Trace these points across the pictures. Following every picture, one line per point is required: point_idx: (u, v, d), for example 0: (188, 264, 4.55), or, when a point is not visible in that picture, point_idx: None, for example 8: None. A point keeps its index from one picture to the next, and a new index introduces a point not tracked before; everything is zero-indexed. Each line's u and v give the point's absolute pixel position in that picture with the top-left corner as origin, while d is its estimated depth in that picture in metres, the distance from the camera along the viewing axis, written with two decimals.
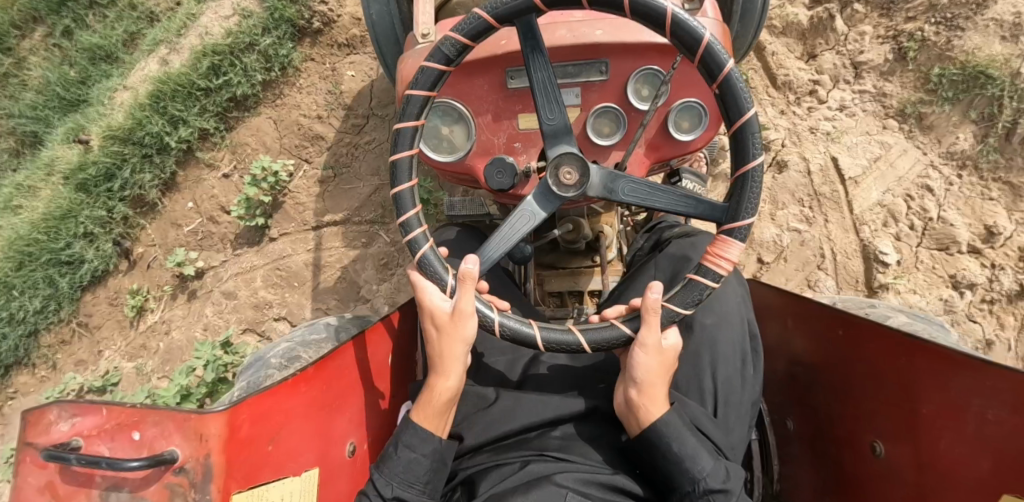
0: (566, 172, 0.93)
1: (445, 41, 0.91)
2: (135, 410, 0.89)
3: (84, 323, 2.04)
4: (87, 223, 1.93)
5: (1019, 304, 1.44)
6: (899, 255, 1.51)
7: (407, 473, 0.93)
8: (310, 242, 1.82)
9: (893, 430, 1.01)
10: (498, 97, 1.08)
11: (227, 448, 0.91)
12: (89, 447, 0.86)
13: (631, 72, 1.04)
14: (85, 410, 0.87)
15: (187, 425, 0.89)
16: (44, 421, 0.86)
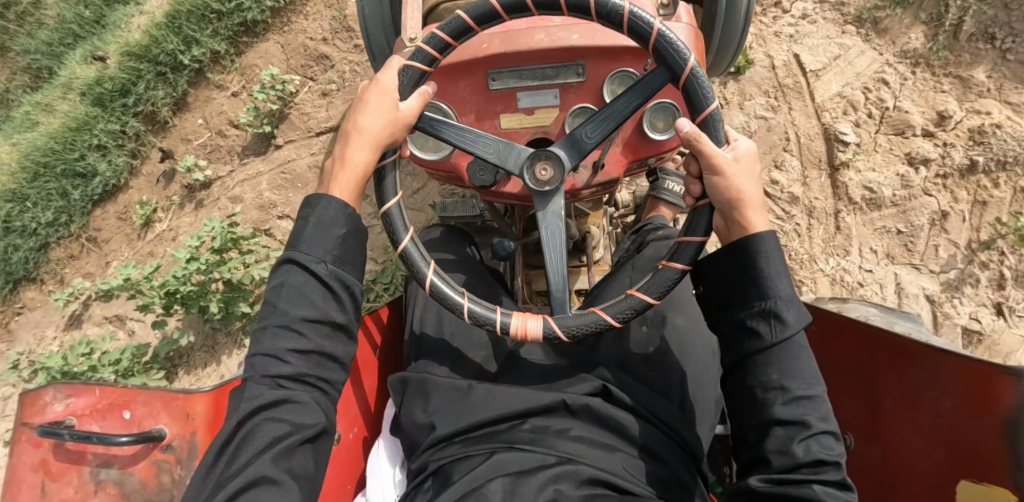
0: (541, 169, 0.98)
1: (454, 19, 0.97)
2: (125, 392, 1.09)
3: (93, 238, 2.13)
4: (101, 136, 2.06)
5: (969, 177, 1.58)
6: (859, 138, 1.64)
7: (323, 246, 0.91)
8: (314, 147, 1.94)
9: (860, 428, 1.12)
10: (480, 98, 1.13)
11: (209, 430, 1.10)
12: (82, 426, 1.06)
13: (605, 75, 1.09)
14: (79, 391, 1.08)
15: (173, 406, 1.10)
16: (41, 402, 1.07)
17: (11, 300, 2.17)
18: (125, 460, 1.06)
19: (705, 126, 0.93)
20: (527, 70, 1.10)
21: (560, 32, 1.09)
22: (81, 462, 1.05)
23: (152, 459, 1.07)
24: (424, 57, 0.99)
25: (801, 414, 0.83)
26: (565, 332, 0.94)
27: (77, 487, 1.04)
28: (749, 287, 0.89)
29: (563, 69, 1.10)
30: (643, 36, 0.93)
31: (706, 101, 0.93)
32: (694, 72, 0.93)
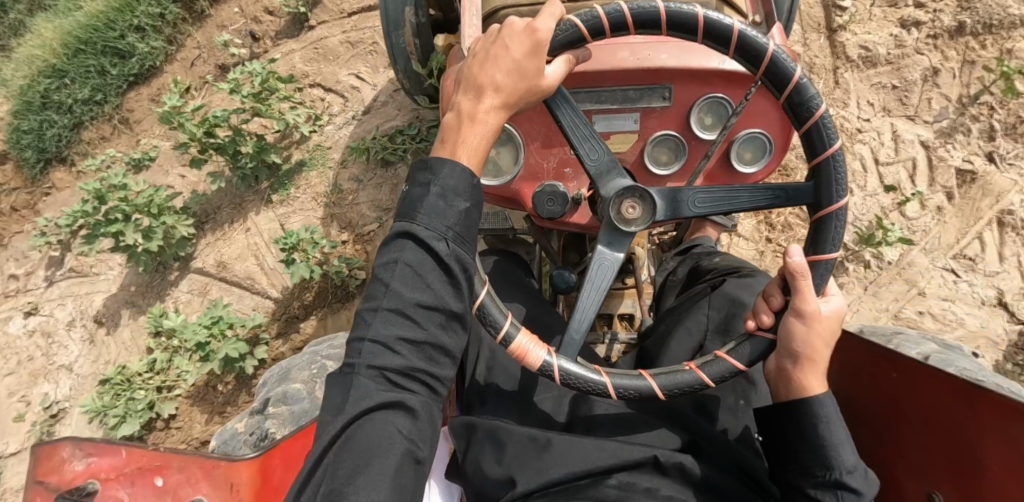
0: (628, 206, 0.93)
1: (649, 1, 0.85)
2: (159, 455, 0.98)
3: (125, 119, 2.21)
4: (141, 17, 2.17)
5: (957, 38, 1.68)
6: (856, 7, 1.76)
7: (445, 220, 0.79)
8: (346, 26, 2.05)
9: (947, 477, 0.89)
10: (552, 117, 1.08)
11: (256, 498, 0.98)
12: (107, 491, 0.94)
13: (694, 100, 1.05)
14: (102, 450, 0.96)
15: (215, 474, 0.99)
16: (57, 459, 0.94)
17: (42, 180, 2.27)
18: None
19: (811, 267, 0.87)
20: (607, 91, 1.06)
21: (646, 50, 1.04)
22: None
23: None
24: (593, 21, 0.87)
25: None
26: (657, 392, 0.89)
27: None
28: (807, 451, 0.85)
29: (646, 92, 1.05)
30: (801, 117, 0.87)
31: (831, 247, 0.87)
32: (835, 157, 0.87)
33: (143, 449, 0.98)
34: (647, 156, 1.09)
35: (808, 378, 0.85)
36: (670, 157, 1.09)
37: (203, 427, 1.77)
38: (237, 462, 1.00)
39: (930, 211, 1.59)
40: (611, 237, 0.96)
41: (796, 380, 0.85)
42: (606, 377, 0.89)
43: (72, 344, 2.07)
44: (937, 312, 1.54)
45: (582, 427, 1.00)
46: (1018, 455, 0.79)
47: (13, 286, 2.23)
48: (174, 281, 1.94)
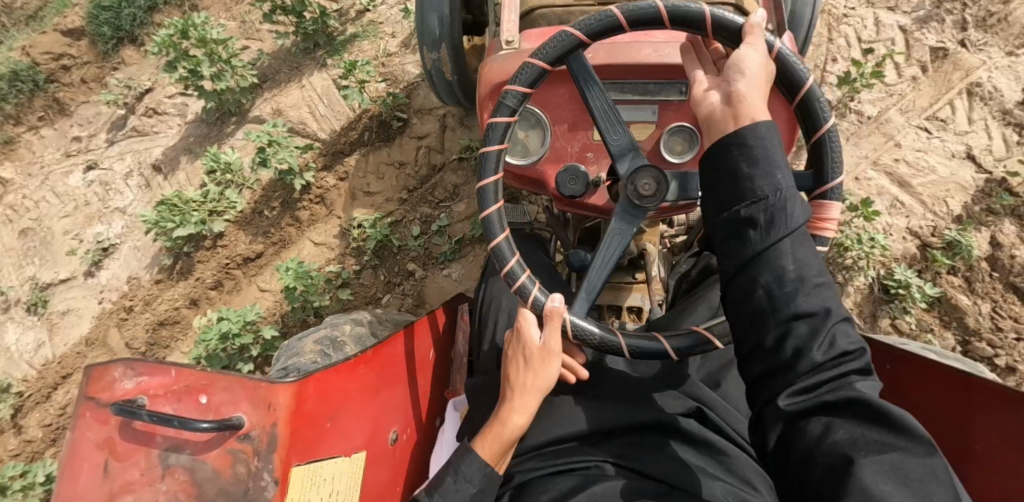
0: (644, 184, 0.96)
1: (562, 35, 0.94)
2: (204, 375, 0.99)
3: (195, 5, 2.47)
4: None
5: None
6: None
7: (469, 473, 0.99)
8: None
9: (942, 460, 1.11)
10: (577, 106, 1.11)
11: (292, 421, 1.04)
12: (154, 406, 0.95)
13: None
14: (152, 370, 0.97)
15: (257, 395, 1.02)
16: (107, 378, 0.95)
17: (112, 57, 2.51)
18: (198, 446, 0.97)
19: (821, 204, 0.90)
20: (629, 84, 1.08)
21: (668, 48, 1.07)
22: (149, 444, 0.95)
23: (229, 447, 0.99)
24: (530, 74, 0.95)
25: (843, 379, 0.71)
26: (672, 351, 0.95)
27: (144, 470, 0.94)
28: (739, 185, 0.76)
29: (667, 86, 1.07)
30: (762, 53, 0.89)
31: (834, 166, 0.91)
32: (812, 91, 0.91)
33: (190, 368, 0.99)
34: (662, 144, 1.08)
35: (756, 104, 0.79)
36: (685, 148, 1.09)
37: (247, 247, 1.95)
38: (278, 383, 1.04)
39: (907, 79, 1.81)
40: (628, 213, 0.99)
41: (743, 103, 0.79)
42: (620, 337, 0.95)
43: (127, 191, 2.26)
44: (911, 160, 1.74)
45: (591, 391, 1.11)
46: (1004, 438, 1.00)
47: (76, 147, 2.46)
48: (231, 132, 2.15)
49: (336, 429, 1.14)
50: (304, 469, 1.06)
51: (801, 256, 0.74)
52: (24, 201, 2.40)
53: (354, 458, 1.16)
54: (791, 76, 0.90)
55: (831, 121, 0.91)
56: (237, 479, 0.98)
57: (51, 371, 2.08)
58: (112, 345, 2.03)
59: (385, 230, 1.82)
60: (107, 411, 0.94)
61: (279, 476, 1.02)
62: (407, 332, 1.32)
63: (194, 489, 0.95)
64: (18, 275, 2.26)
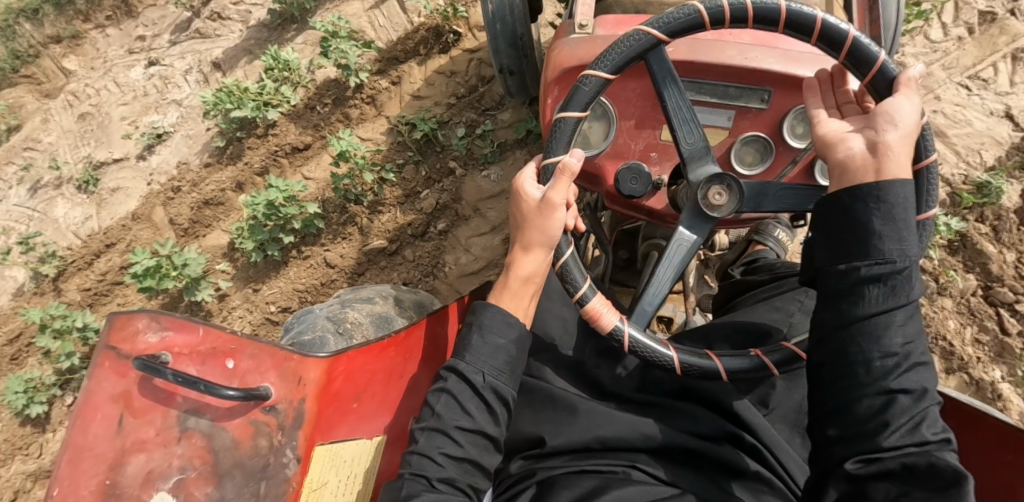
0: (716, 193, 1.00)
1: (631, 37, 0.97)
2: (234, 340, 1.01)
3: None
4: None
5: None
6: None
7: (452, 414, 0.96)
8: None
9: None
10: (647, 103, 1.17)
11: (320, 398, 1.04)
12: (177, 365, 0.97)
13: (790, 107, 1.12)
14: (176, 327, 0.99)
15: (285, 366, 1.03)
16: (132, 330, 0.97)
17: None
18: (220, 413, 0.98)
19: (916, 232, 0.89)
20: (709, 85, 1.11)
21: (753, 52, 1.10)
22: (169, 403, 0.96)
23: (252, 418, 1.00)
24: (592, 84, 0.99)
25: (919, 383, 0.78)
26: (727, 373, 0.98)
27: (160, 429, 0.95)
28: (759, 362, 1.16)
29: (747, 92, 1.12)
30: (838, 43, 0.92)
31: (927, 154, 0.89)
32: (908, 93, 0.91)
33: (219, 331, 1.01)
34: (733, 154, 1.15)
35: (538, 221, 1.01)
36: (755, 159, 1.16)
37: (296, 137, 2.04)
38: (309, 358, 1.04)
39: (953, 38, 1.84)
40: (694, 220, 1.04)
41: (533, 222, 1.01)
42: (673, 352, 0.99)
43: (185, 86, 2.35)
44: (949, 113, 1.78)
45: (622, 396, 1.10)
46: None
47: (139, 45, 2.51)
48: (291, 38, 2.24)
49: (360, 412, 1.13)
50: (327, 449, 1.04)
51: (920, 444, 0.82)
52: (85, 89, 2.48)
53: (376, 442, 1.14)
54: (864, 54, 0.91)
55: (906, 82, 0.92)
56: (257, 452, 0.99)
57: (94, 240, 2.18)
58: (156, 221, 2.13)
59: (432, 125, 1.93)
60: (128, 364, 0.95)
61: (302, 453, 1.01)
62: (438, 315, 1.28)
63: (210, 456, 0.96)
64: (74, 154, 2.36)
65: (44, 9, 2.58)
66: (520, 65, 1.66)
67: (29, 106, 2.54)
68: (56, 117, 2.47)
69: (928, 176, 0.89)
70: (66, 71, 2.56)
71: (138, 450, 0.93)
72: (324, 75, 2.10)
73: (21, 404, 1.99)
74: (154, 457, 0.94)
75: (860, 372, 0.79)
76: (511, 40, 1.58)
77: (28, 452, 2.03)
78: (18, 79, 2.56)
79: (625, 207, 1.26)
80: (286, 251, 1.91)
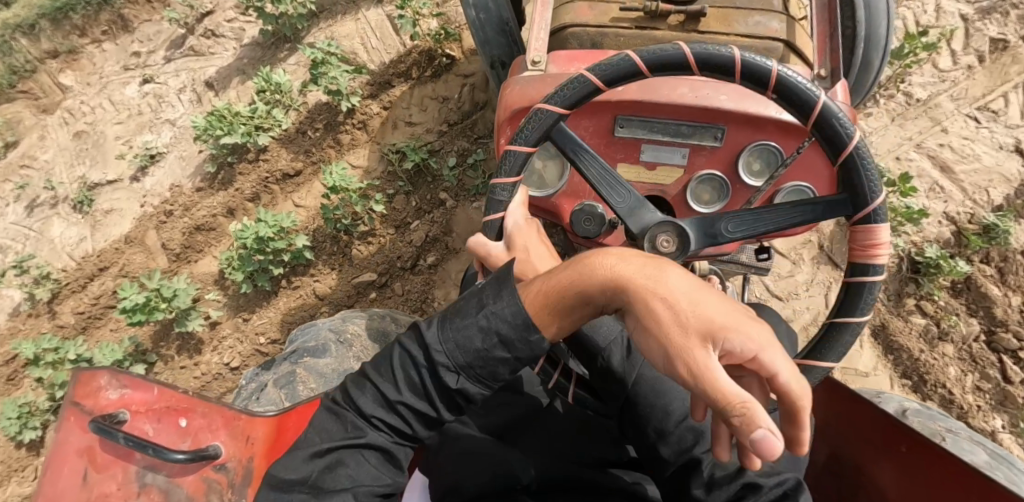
0: (663, 240, 1.01)
1: (544, 111, 1.01)
2: (185, 397, 1.04)
3: None
4: None
5: None
6: None
7: (396, 383, 0.92)
8: None
9: None
10: (604, 141, 1.17)
11: (269, 455, 1.07)
12: (133, 423, 0.98)
13: (745, 144, 1.14)
14: (134, 384, 1.00)
15: (235, 425, 1.06)
16: (93, 385, 0.98)
17: None
18: (174, 469, 0.98)
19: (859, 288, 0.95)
20: (662, 124, 1.14)
21: (707, 89, 1.12)
22: (128, 459, 0.95)
23: (204, 475, 1.00)
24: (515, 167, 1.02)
25: (679, 424, 1.04)
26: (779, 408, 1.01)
27: (121, 484, 0.94)
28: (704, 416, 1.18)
29: (700, 130, 1.13)
30: (806, 112, 0.92)
31: (878, 220, 0.93)
32: (857, 144, 0.92)
33: (172, 390, 1.03)
34: (689, 192, 1.18)
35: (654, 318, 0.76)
36: (710, 196, 1.19)
37: (288, 163, 2.02)
38: (257, 417, 1.09)
39: (962, 67, 1.77)
40: None
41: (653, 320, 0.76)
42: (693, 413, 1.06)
43: (179, 105, 2.34)
44: (957, 147, 1.71)
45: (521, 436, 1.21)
46: None
47: (134, 61, 2.49)
48: (284, 57, 2.21)
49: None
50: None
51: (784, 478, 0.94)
52: (81, 106, 2.47)
53: None
54: (834, 129, 0.92)
55: (857, 134, 0.92)
56: None
57: (88, 263, 2.17)
58: (149, 245, 2.13)
59: (423, 154, 1.90)
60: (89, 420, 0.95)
61: None
62: None
63: None
64: (68, 174, 2.35)
65: (41, 24, 2.53)
66: (511, 55, 1.56)
67: (26, 122, 2.53)
68: (52, 134, 2.47)
69: (878, 235, 0.94)
70: (63, 87, 2.55)
71: None
72: (315, 98, 2.07)
73: (15, 430, 2.00)
74: None
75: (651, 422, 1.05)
76: (498, 26, 1.53)
77: (24, 474, 2.05)
78: (13, 95, 2.54)
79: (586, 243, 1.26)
80: (276, 281, 1.90)
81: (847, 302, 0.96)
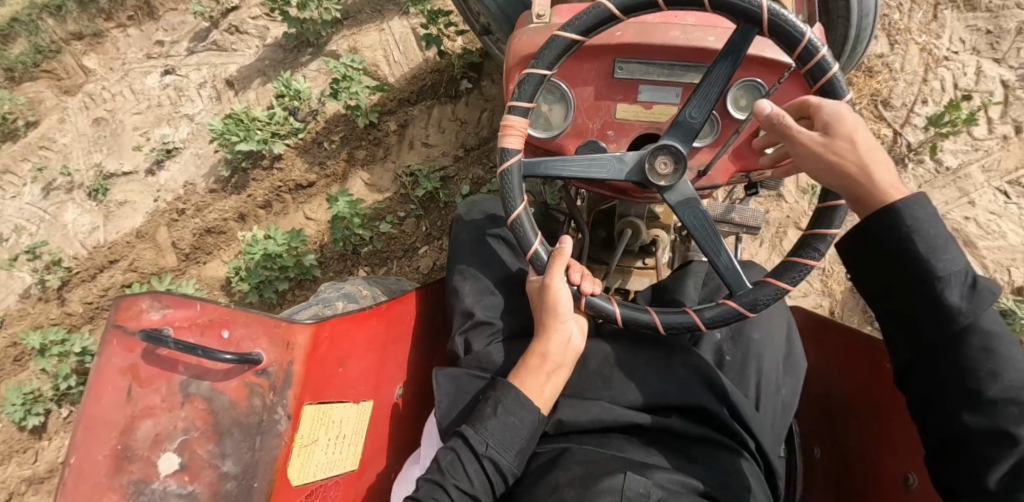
0: (662, 162, 1.02)
1: (553, 41, 1.02)
2: (227, 311, 1.10)
3: None
4: None
5: None
6: None
7: (487, 434, 1.01)
8: None
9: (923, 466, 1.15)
10: (603, 83, 1.15)
11: (306, 361, 1.19)
12: (178, 335, 1.05)
13: (735, 79, 1.11)
14: (175, 304, 1.06)
15: (274, 332, 1.15)
16: (135, 308, 1.02)
17: None
18: (217, 376, 1.07)
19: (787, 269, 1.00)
20: (656, 64, 1.12)
21: (695, 31, 1.11)
22: (172, 371, 1.04)
23: (246, 380, 1.10)
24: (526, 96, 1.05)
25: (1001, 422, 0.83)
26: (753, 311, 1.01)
27: (165, 396, 1.02)
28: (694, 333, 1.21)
29: (693, 69, 1.12)
30: (793, 45, 0.96)
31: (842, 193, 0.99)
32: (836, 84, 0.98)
33: (214, 304, 1.10)
34: None
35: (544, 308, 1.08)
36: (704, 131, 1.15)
37: (302, 174, 2.01)
38: (296, 325, 1.18)
39: (997, 137, 1.71)
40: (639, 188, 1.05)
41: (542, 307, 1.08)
42: (652, 314, 1.03)
43: (198, 100, 2.33)
44: (982, 221, 1.66)
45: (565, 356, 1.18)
46: None
47: (157, 51, 2.48)
48: (305, 62, 2.20)
49: (344, 376, 1.30)
50: (316, 409, 1.21)
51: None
52: (101, 91, 2.47)
53: (358, 406, 1.32)
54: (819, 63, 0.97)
55: (837, 68, 0.98)
56: (252, 410, 1.10)
57: (98, 254, 2.19)
58: (160, 242, 2.14)
59: (437, 182, 1.88)
60: (134, 339, 1.01)
61: (291, 411, 1.15)
62: (414, 296, 1.50)
63: (211, 417, 1.05)
64: (86, 160, 2.37)
65: (68, 6, 2.53)
66: None
67: (48, 102, 2.53)
68: (72, 118, 2.47)
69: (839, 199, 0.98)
70: (86, 70, 2.55)
71: (146, 416, 1.00)
72: (333, 109, 2.05)
73: (19, 415, 2.03)
74: (161, 421, 1.01)
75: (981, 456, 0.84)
76: None
77: (24, 456, 2.07)
78: (37, 74, 2.55)
79: (590, 183, 1.25)
80: (282, 295, 1.89)
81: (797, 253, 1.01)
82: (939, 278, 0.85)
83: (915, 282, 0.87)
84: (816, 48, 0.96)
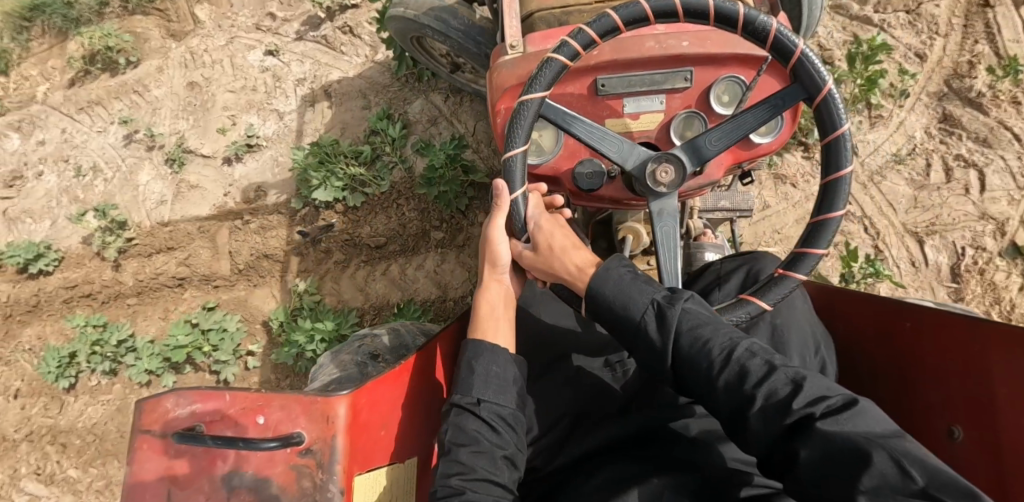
0: (662, 170, 1.05)
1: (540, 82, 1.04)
2: (258, 396, 1.03)
3: None
4: None
5: None
6: None
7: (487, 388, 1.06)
8: None
9: (966, 415, 1.05)
10: (588, 103, 1.15)
11: (350, 432, 1.05)
12: (213, 430, 1.00)
13: (712, 80, 1.13)
14: (202, 397, 1.02)
15: (313, 409, 1.04)
16: (161, 409, 1.00)
17: None
18: (261, 464, 0.99)
19: (802, 260, 1.03)
20: (638, 76, 1.12)
21: (670, 40, 1.12)
22: (212, 466, 0.98)
23: (292, 463, 1.01)
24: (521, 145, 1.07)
25: (764, 365, 0.90)
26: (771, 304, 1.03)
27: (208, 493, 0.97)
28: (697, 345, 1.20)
29: (672, 75, 1.12)
30: (761, 36, 1.00)
31: (843, 163, 1.02)
32: (803, 53, 1.00)
33: (243, 391, 1.03)
34: (673, 131, 1.15)
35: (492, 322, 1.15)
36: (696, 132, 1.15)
37: (372, 234, 1.93)
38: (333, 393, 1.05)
39: None
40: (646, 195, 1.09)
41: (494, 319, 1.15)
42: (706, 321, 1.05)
43: (293, 97, 2.19)
44: None
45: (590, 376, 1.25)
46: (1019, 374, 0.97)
47: (267, 23, 2.31)
48: (411, 102, 2.05)
49: (388, 438, 1.16)
50: (368, 477, 1.08)
51: (753, 356, 0.91)
52: (203, 51, 2.34)
53: (406, 465, 1.18)
54: (784, 45, 1.00)
55: (800, 41, 1.00)
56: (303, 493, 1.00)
57: (160, 234, 2.14)
58: (218, 243, 2.08)
59: None
60: (164, 441, 0.98)
61: (343, 486, 1.02)
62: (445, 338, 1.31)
63: None
64: (172, 124, 2.29)
65: None
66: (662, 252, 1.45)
67: (153, 42, 2.41)
68: (169, 70, 2.36)
69: (841, 139, 1.02)
70: (196, 20, 2.41)
71: None
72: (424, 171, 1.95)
73: (53, 376, 2.09)
74: None
75: (746, 428, 0.88)
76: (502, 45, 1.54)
77: (50, 404, 2.13)
78: (149, 10, 2.44)
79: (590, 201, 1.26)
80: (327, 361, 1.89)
81: (807, 242, 1.04)
82: (705, 352, 0.93)
83: (681, 370, 0.96)
84: (778, 36, 1.00)
